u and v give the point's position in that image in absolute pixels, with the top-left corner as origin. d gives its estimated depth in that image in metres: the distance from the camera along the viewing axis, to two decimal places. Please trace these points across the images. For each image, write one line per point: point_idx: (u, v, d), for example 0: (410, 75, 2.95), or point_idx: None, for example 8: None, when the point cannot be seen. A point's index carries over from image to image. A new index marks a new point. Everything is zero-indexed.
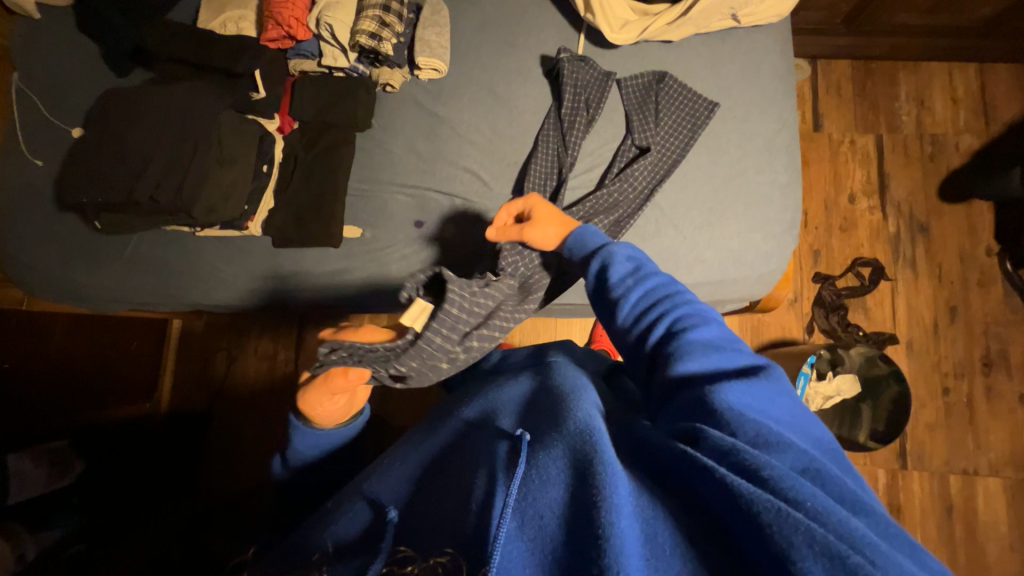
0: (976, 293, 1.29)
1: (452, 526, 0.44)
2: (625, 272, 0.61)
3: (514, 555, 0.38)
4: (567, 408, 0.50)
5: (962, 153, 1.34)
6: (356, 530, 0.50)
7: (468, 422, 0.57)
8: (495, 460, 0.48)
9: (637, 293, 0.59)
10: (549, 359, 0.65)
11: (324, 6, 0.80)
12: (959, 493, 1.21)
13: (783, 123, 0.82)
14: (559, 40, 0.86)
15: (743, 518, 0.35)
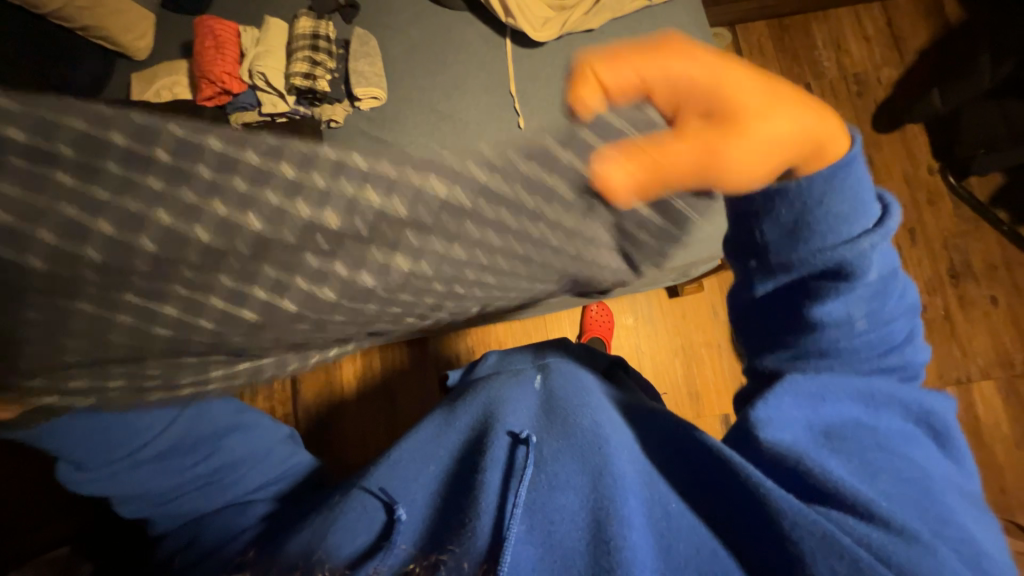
0: (929, 211, 1.36)
1: (455, 527, 0.45)
2: (867, 282, 0.43)
3: (523, 556, 0.42)
4: (575, 412, 0.54)
5: (885, 85, 1.42)
6: (364, 534, 0.48)
7: (472, 424, 0.57)
8: (496, 458, 0.50)
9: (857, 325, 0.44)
10: (546, 361, 0.68)
11: (254, 58, 0.83)
12: (958, 403, 1.25)
13: None
14: (487, 49, 0.89)
15: (756, 514, 0.41)
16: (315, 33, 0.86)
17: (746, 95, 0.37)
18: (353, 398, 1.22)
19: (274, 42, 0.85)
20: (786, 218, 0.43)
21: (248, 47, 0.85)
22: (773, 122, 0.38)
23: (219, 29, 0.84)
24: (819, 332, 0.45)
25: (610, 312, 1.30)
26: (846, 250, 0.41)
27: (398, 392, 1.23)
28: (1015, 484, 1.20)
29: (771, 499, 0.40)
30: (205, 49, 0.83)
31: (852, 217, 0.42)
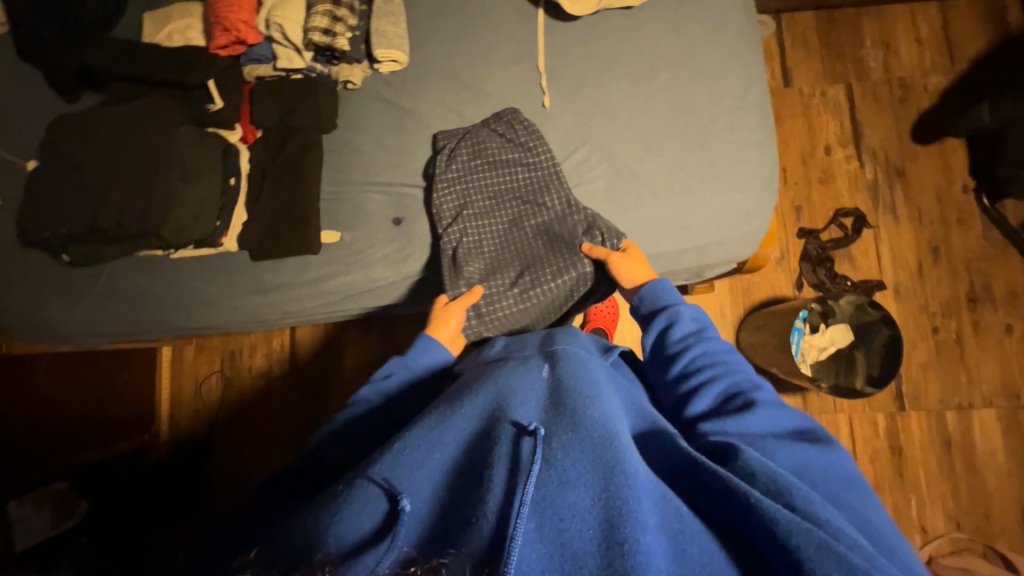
0: (956, 231, 1.31)
1: (467, 524, 0.44)
2: (695, 316, 0.65)
3: (532, 556, 0.40)
4: (583, 407, 0.52)
5: (931, 93, 1.35)
6: (365, 524, 0.45)
7: (480, 416, 0.54)
8: (501, 450, 0.49)
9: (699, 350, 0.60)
10: (556, 348, 0.65)
11: (273, 6, 0.77)
12: (955, 427, 1.24)
13: (751, 79, 0.81)
14: (518, 19, 0.84)
15: (766, 525, 0.41)
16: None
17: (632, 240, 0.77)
18: (351, 367, 1.23)
19: None
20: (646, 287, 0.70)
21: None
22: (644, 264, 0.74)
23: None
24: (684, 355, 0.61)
25: (616, 305, 1.28)
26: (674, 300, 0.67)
27: None
28: (1001, 513, 1.20)
29: (784, 529, 0.40)
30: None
31: (655, 291, 0.70)
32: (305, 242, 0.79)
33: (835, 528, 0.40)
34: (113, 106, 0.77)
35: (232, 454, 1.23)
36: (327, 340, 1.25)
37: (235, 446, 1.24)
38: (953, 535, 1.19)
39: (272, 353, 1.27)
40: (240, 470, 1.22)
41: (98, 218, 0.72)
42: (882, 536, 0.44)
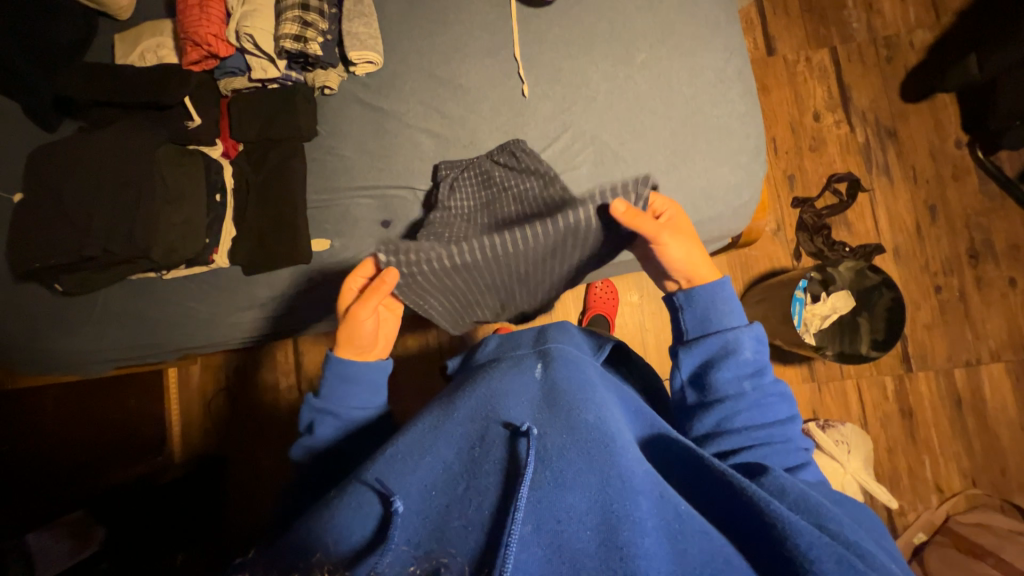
0: (953, 187, 1.30)
1: (466, 531, 0.45)
2: (754, 349, 0.57)
3: (529, 560, 0.41)
4: (579, 409, 0.53)
5: (918, 50, 1.32)
6: (361, 529, 0.47)
7: (474, 417, 0.55)
8: (495, 456, 0.50)
9: (751, 395, 0.55)
10: (549, 345, 0.66)
11: (241, 17, 0.76)
12: (965, 384, 1.24)
13: (731, 51, 0.80)
14: (491, 10, 0.82)
15: (762, 526, 0.43)
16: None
17: (681, 218, 0.66)
18: None
19: None
20: (699, 309, 0.60)
21: (234, 5, 0.78)
22: (694, 244, 0.63)
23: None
24: (735, 399, 0.55)
25: (614, 290, 1.28)
26: (732, 333, 0.57)
27: (398, 368, 1.23)
28: (1016, 466, 1.20)
29: (778, 520, 0.42)
30: (189, 7, 0.77)
31: (727, 315, 0.59)
32: (296, 252, 0.78)
33: (838, 528, 0.43)
34: (90, 131, 0.76)
35: (246, 468, 1.24)
36: (329, 349, 1.25)
37: (248, 460, 1.25)
38: (969, 492, 1.19)
39: (276, 365, 1.27)
40: (255, 483, 1.23)
41: (85, 247, 0.71)
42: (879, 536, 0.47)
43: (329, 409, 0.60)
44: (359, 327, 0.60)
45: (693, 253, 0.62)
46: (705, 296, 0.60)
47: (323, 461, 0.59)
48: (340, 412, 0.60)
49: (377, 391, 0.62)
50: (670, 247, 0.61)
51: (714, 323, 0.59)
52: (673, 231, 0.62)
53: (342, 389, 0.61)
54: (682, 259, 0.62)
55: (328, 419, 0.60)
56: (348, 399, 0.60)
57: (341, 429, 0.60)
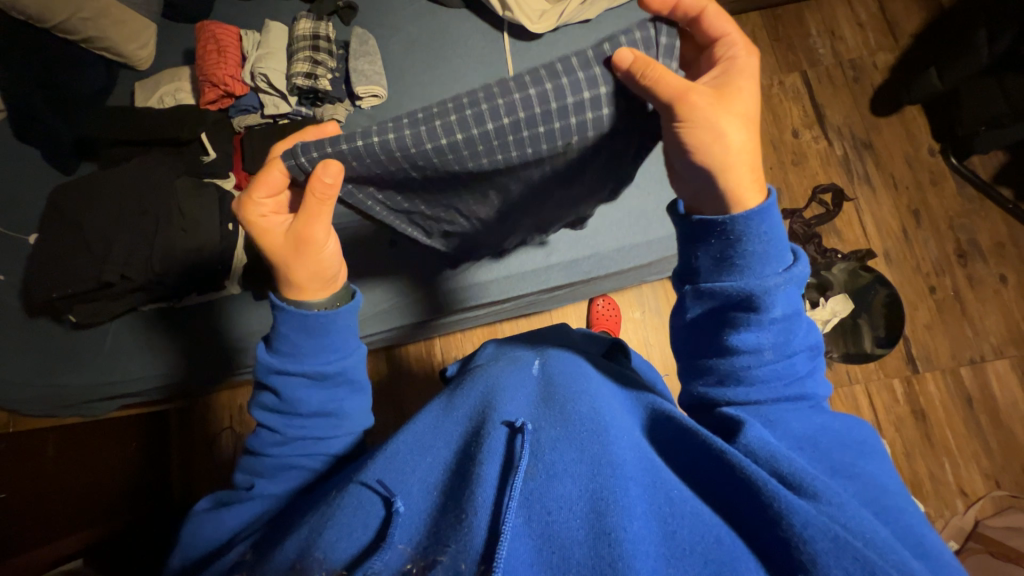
0: (933, 192, 1.35)
1: (455, 523, 0.44)
2: (781, 299, 0.50)
3: (521, 549, 0.42)
4: (572, 406, 0.56)
5: (881, 69, 1.42)
6: (360, 533, 0.47)
7: (472, 417, 0.58)
8: (493, 447, 0.51)
9: (767, 354, 0.50)
10: (543, 351, 0.70)
11: (256, 60, 0.83)
12: (973, 383, 1.24)
13: None
14: (486, 43, 0.89)
15: (762, 509, 0.42)
16: (315, 33, 0.84)
17: (745, 84, 0.53)
18: None
19: (276, 43, 0.85)
20: (719, 249, 0.51)
21: (249, 51, 0.85)
22: (738, 125, 0.51)
23: (220, 33, 0.84)
24: (747, 356, 0.50)
25: (616, 306, 1.30)
26: (756, 282, 0.49)
27: (405, 394, 1.23)
28: None
29: (771, 494, 0.42)
30: (207, 53, 0.84)
31: (769, 258, 0.50)
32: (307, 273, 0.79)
33: (854, 520, 0.40)
34: (112, 169, 0.80)
35: None
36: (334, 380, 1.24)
37: None
38: (993, 494, 1.17)
39: None
40: None
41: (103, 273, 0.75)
42: (884, 491, 0.45)
43: (289, 367, 0.57)
44: (320, 253, 0.58)
45: (732, 137, 0.51)
46: (735, 231, 0.50)
47: (300, 421, 0.58)
48: (301, 368, 0.56)
49: (340, 344, 0.58)
50: (695, 117, 0.51)
51: (739, 267, 0.50)
52: (710, 99, 0.51)
53: (316, 352, 0.57)
54: (703, 140, 0.51)
55: (286, 372, 0.57)
56: (309, 353, 0.57)
57: (311, 384, 0.58)
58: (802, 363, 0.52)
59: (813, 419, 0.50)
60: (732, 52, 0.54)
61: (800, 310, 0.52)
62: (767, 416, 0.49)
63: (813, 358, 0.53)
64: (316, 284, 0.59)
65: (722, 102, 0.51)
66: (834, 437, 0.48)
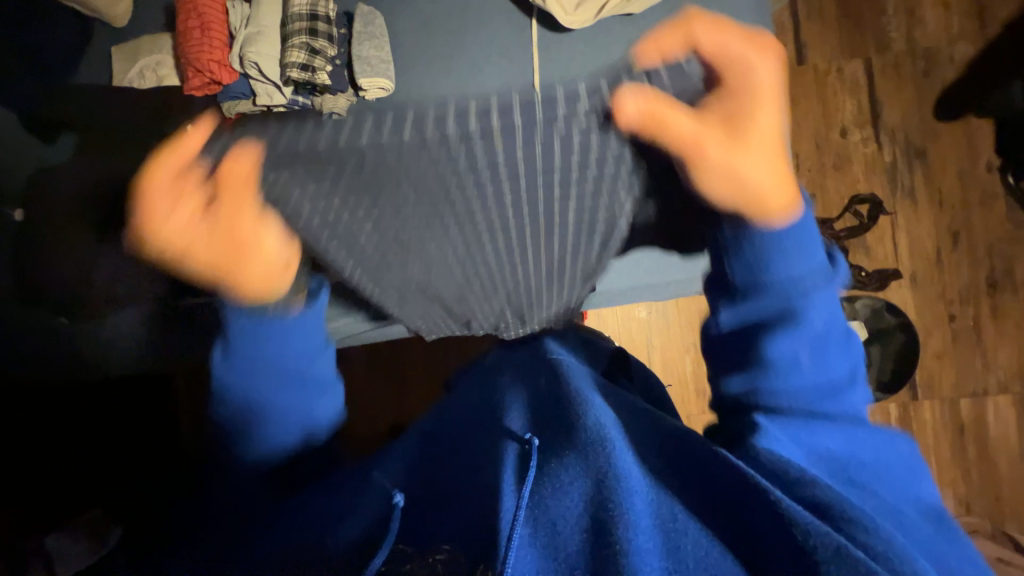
0: (979, 213, 1.25)
1: (460, 526, 0.43)
2: (773, 262, 0.56)
3: (526, 561, 0.38)
4: (577, 412, 0.50)
5: (957, 64, 1.25)
6: (360, 530, 0.46)
7: (479, 428, 0.55)
8: (503, 465, 0.46)
9: (774, 278, 0.56)
10: (553, 357, 0.66)
11: (245, 42, 0.75)
12: (969, 414, 1.24)
13: (772, 84, 0.87)
14: (509, 28, 0.77)
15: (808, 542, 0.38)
16: (312, 11, 0.75)
17: (766, 104, 0.59)
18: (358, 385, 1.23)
19: (268, 21, 0.76)
20: (747, 254, 0.57)
21: (237, 28, 0.76)
22: (778, 172, 0.58)
23: (204, 4, 0.76)
24: (769, 368, 0.54)
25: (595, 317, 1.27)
26: (777, 274, 0.56)
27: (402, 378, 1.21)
28: (1010, 494, 1.22)
29: (786, 509, 0.39)
30: (188, 28, 0.76)
31: (788, 250, 0.56)
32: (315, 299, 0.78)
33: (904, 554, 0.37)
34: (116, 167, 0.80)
35: None
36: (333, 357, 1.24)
37: None
38: (961, 519, 1.22)
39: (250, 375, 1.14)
40: None
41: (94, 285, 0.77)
42: (879, 493, 0.45)
43: (263, 351, 0.61)
44: (262, 249, 0.59)
45: (777, 181, 0.58)
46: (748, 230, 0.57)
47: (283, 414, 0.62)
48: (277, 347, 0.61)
49: (307, 330, 0.63)
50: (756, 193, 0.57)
51: (745, 288, 0.58)
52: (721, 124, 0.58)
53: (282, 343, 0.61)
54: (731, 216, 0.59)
55: (250, 345, 0.61)
56: (281, 345, 0.61)
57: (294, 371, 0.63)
58: (824, 363, 0.54)
59: (828, 423, 0.50)
60: (753, 73, 0.58)
61: (823, 322, 0.55)
62: (781, 420, 0.50)
63: (847, 382, 0.54)
64: (259, 281, 0.60)
65: (738, 145, 0.58)
66: (839, 443, 0.49)
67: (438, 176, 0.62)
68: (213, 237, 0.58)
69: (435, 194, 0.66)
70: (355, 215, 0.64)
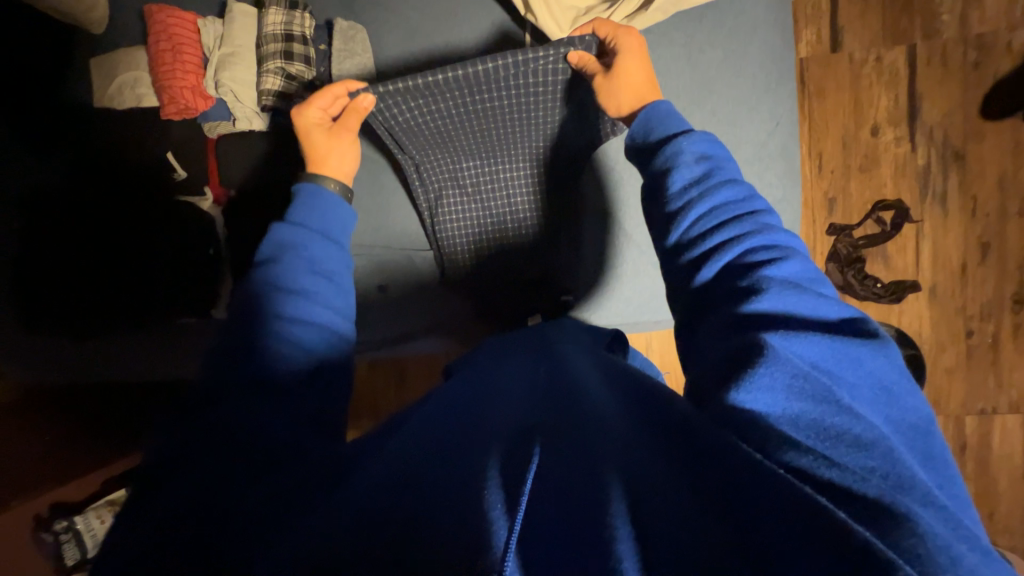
0: (1015, 223, 1.17)
1: (436, 495, 0.38)
2: (684, 182, 0.56)
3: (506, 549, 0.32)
4: (574, 406, 0.46)
5: (1014, 54, 1.12)
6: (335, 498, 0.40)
7: (466, 412, 0.50)
8: (487, 455, 0.41)
9: (697, 198, 0.54)
10: (555, 351, 0.61)
11: (218, 66, 0.74)
12: (974, 432, 1.21)
13: (777, 119, 0.83)
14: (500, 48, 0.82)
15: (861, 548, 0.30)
16: (287, 32, 0.74)
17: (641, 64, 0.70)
18: None
19: (241, 40, 0.75)
20: (698, 197, 0.54)
21: (210, 48, 0.77)
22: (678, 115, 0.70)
23: (174, 25, 0.75)
24: (744, 290, 0.47)
25: None
26: (720, 198, 0.54)
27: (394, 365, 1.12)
28: (1006, 511, 1.21)
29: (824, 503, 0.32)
30: (162, 53, 0.75)
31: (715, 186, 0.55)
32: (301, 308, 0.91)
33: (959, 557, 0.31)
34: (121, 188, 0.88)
35: None
36: None
37: None
38: None
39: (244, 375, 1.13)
40: None
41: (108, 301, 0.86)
42: (884, 434, 0.37)
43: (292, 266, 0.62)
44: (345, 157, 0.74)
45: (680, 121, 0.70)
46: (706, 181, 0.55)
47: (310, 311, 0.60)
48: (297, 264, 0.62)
49: (323, 246, 0.65)
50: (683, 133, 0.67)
51: (671, 218, 0.56)
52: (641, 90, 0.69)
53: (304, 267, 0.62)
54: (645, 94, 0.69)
55: (292, 259, 0.62)
56: (308, 257, 0.63)
57: (310, 284, 0.62)
58: (768, 238, 0.50)
59: (809, 329, 0.42)
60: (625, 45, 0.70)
61: (748, 206, 0.53)
62: (770, 355, 0.41)
63: (806, 261, 0.50)
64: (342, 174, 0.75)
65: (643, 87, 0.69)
66: (833, 368, 0.41)
67: (505, 117, 0.80)
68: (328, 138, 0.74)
69: (492, 132, 0.83)
70: (402, 124, 0.80)
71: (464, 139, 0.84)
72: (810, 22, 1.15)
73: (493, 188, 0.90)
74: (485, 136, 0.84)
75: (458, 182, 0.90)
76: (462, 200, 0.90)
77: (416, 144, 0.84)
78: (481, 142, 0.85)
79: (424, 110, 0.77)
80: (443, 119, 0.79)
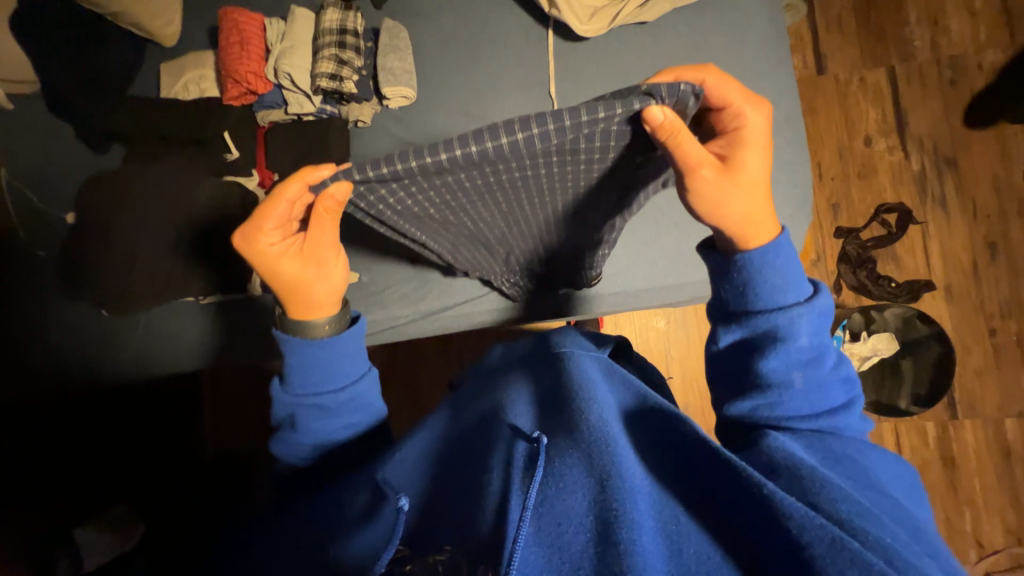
0: (1017, 224, 1.21)
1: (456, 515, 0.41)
2: (787, 361, 0.48)
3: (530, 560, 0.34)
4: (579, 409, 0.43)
5: (985, 72, 1.23)
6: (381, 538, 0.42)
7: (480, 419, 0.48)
8: (510, 466, 0.41)
9: (799, 388, 0.47)
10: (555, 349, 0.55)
11: (280, 55, 0.83)
12: (1017, 437, 1.16)
13: (780, 95, 0.91)
14: (527, 37, 0.91)
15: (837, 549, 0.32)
16: (342, 27, 0.82)
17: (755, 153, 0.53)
18: None
19: (300, 36, 0.84)
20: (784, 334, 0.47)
21: (273, 43, 0.86)
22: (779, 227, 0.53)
23: (245, 23, 0.85)
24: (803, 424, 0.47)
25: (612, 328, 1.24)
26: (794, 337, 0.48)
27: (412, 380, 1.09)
28: None
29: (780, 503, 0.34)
30: (229, 45, 0.85)
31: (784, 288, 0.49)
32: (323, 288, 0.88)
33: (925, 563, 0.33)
34: (138, 171, 0.85)
35: None
36: None
37: None
38: (1012, 550, 1.12)
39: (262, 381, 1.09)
40: None
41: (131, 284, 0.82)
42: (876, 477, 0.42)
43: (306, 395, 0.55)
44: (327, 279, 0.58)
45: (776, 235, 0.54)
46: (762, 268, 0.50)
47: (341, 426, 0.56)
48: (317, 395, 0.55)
49: (338, 369, 0.56)
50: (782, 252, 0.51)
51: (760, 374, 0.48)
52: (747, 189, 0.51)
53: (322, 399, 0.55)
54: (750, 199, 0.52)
55: (305, 409, 0.55)
56: (322, 379, 0.55)
57: (328, 414, 0.55)
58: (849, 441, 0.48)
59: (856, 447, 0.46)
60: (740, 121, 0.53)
61: (841, 401, 0.50)
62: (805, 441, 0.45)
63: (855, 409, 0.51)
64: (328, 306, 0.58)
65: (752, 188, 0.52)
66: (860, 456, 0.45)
67: (538, 180, 0.61)
68: (303, 260, 0.57)
69: (520, 195, 0.64)
70: (401, 207, 0.61)
71: (486, 206, 0.66)
72: (796, 50, 1.27)
73: (521, 239, 0.77)
74: (512, 202, 0.66)
75: (478, 241, 0.76)
76: (483, 250, 0.78)
77: (422, 220, 0.65)
78: (507, 207, 0.67)
79: (435, 187, 0.58)
80: (457, 189, 0.60)
